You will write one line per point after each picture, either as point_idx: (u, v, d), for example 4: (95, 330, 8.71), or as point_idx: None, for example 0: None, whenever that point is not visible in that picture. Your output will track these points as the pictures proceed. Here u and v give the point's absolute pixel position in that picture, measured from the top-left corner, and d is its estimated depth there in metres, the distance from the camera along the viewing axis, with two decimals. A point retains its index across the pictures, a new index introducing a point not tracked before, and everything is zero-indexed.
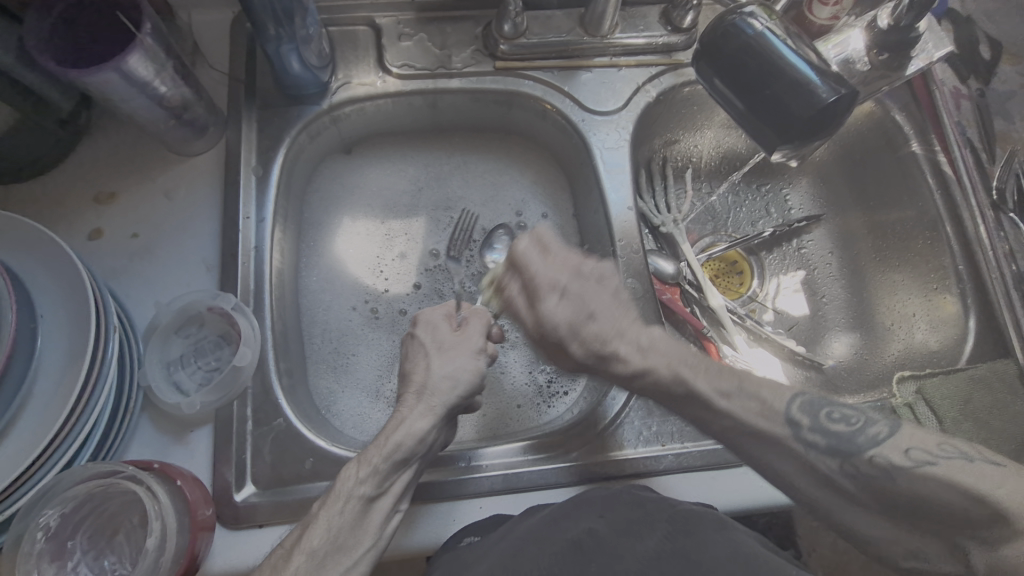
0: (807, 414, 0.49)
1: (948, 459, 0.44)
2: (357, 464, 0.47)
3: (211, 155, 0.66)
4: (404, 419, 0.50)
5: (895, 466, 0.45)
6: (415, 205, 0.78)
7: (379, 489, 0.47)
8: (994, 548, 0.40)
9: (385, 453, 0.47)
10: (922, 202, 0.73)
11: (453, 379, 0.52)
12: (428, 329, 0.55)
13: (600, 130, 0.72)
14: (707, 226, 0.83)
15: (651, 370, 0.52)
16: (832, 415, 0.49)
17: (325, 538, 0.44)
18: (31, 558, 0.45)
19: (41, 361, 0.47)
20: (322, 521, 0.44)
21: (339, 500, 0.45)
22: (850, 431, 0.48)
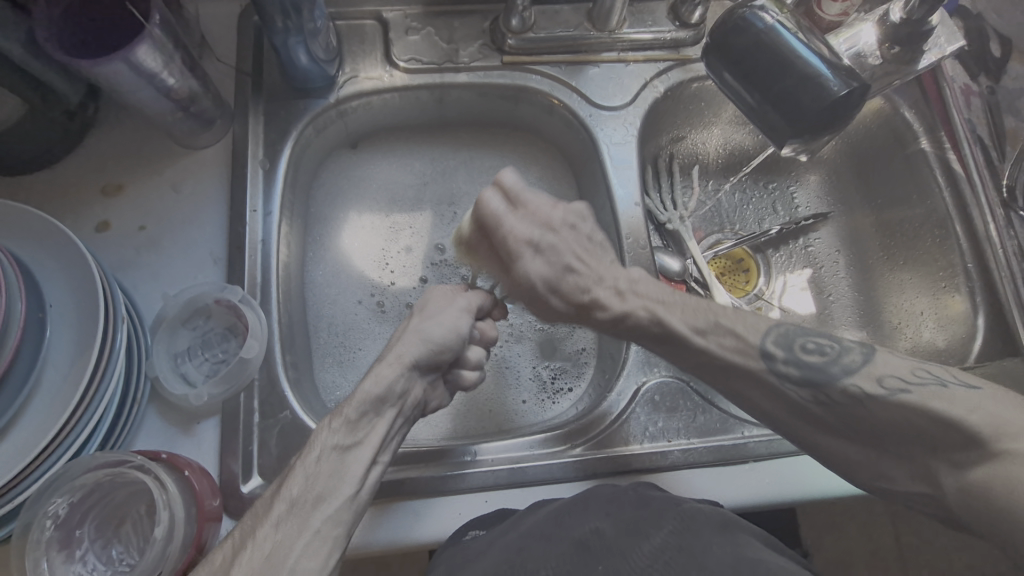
0: (783, 347, 0.50)
1: (921, 385, 0.44)
2: (330, 417, 0.46)
3: (218, 148, 0.66)
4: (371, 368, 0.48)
5: (866, 394, 0.46)
6: (421, 200, 0.78)
7: (354, 439, 0.45)
8: (964, 470, 0.41)
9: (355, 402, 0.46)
10: (932, 200, 0.73)
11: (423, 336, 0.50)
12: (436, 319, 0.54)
13: (607, 125, 0.71)
14: (714, 223, 0.83)
15: (632, 313, 0.53)
16: (805, 346, 0.50)
17: (303, 486, 0.42)
18: (40, 546, 0.46)
19: (50, 350, 0.48)
20: (299, 470, 0.43)
21: (315, 448, 0.44)
22: (824, 361, 0.49)
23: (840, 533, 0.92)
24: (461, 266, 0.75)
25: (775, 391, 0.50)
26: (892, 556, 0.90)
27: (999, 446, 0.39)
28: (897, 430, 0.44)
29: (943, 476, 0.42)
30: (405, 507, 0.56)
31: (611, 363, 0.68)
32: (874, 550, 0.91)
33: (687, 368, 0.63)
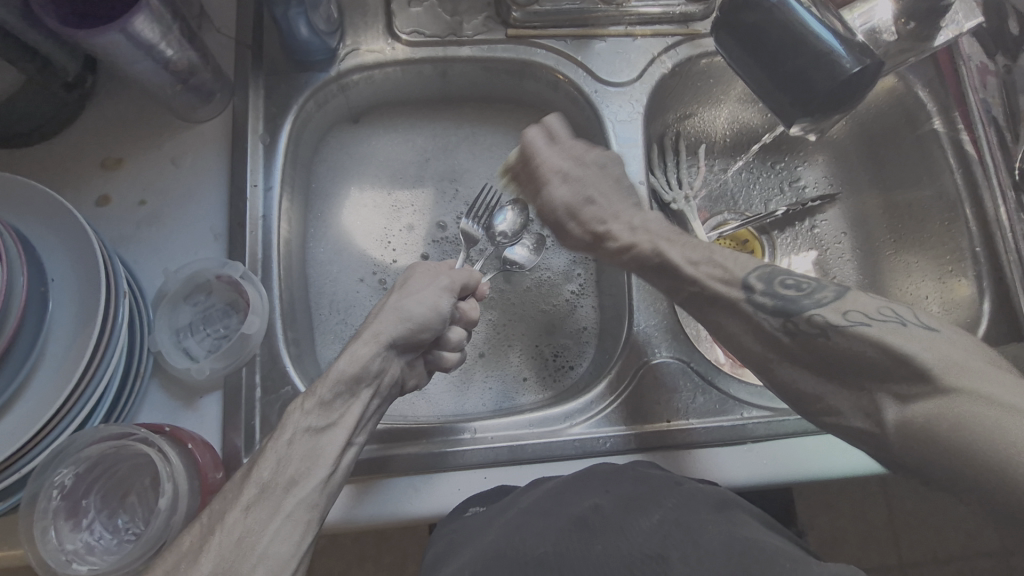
0: (763, 283, 0.49)
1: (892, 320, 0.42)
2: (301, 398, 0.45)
3: (218, 122, 0.65)
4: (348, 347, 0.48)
5: (835, 323, 0.44)
6: (424, 177, 0.77)
7: (328, 420, 0.45)
8: (907, 402, 0.39)
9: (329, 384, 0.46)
10: (942, 182, 0.72)
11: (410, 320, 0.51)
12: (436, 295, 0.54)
13: (613, 102, 0.70)
14: (719, 203, 0.82)
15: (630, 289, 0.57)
16: (785, 283, 0.49)
17: (276, 469, 0.42)
18: (47, 515, 0.47)
19: (53, 324, 0.48)
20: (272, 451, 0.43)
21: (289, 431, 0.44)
22: (798, 296, 0.47)
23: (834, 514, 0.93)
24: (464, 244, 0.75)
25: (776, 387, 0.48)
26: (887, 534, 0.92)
27: (948, 384, 0.37)
28: (850, 362, 0.43)
29: (886, 409, 0.40)
30: (404, 483, 0.57)
31: (612, 344, 0.68)
32: (870, 530, 0.92)
33: (688, 349, 0.63)
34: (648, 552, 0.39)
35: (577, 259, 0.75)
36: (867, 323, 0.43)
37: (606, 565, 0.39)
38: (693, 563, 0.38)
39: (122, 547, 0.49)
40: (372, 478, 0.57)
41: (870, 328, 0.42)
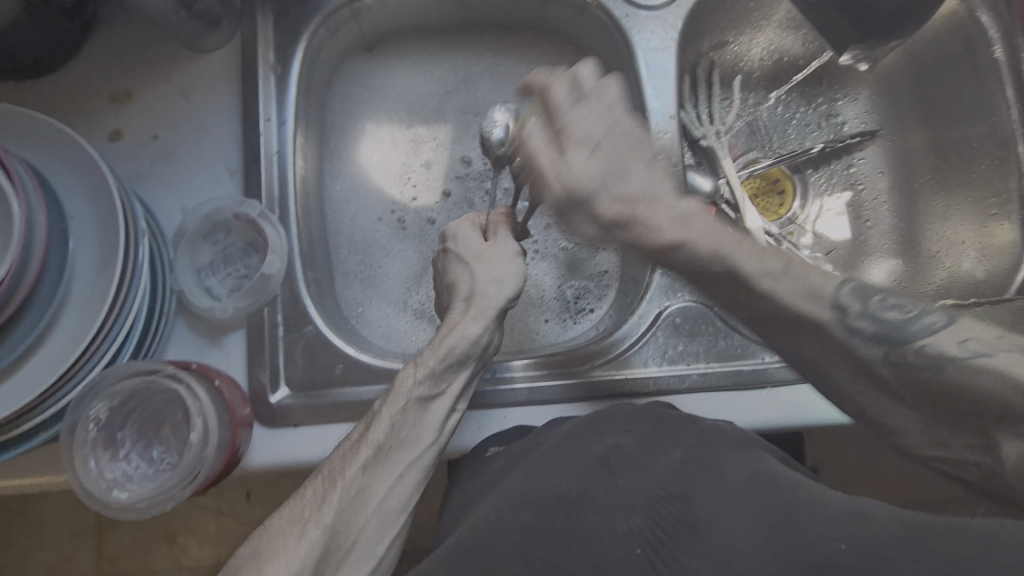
0: (859, 301, 0.47)
1: (1006, 352, 0.41)
2: (414, 367, 0.51)
3: (226, 51, 0.62)
4: (456, 325, 0.53)
5: (947, 356, 0.43)
6: (442, 111, 0.74)
7: (436, 389, 0.51)
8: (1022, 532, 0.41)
9: (439, 356, 0.51)
10: (995, 117, 0.67)
11: (499, 283, 0.56)
12: (458, 247, 0.58)
13: (644, 28, 0.65)
14: (752, 140, 0.78)
15: (689, 241, 0.51)
16: (884, 302, 0.47)
17: (389, 432, 0.47)
18: (86, 445, 0.49)
19: (75, 262, 0.47)
20: (384, 417, 0.48)
21: (400, 399, 0.49)
22: (903, 319, 0.46)
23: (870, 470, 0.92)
24: (470, 180, 0.73)
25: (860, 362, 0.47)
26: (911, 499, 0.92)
27: None
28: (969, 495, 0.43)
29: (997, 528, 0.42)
30: None
31: (634, 285, 0.67)
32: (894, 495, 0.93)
33: None
34: (670, 489, 0.39)
35: None
36: (950, 363, 0.42)
37: (631, 502, 0.38)
38: (718, 500, 0.37)
39: (160, 474, 0.51)
40: None
41: (948, 374, 0.42)
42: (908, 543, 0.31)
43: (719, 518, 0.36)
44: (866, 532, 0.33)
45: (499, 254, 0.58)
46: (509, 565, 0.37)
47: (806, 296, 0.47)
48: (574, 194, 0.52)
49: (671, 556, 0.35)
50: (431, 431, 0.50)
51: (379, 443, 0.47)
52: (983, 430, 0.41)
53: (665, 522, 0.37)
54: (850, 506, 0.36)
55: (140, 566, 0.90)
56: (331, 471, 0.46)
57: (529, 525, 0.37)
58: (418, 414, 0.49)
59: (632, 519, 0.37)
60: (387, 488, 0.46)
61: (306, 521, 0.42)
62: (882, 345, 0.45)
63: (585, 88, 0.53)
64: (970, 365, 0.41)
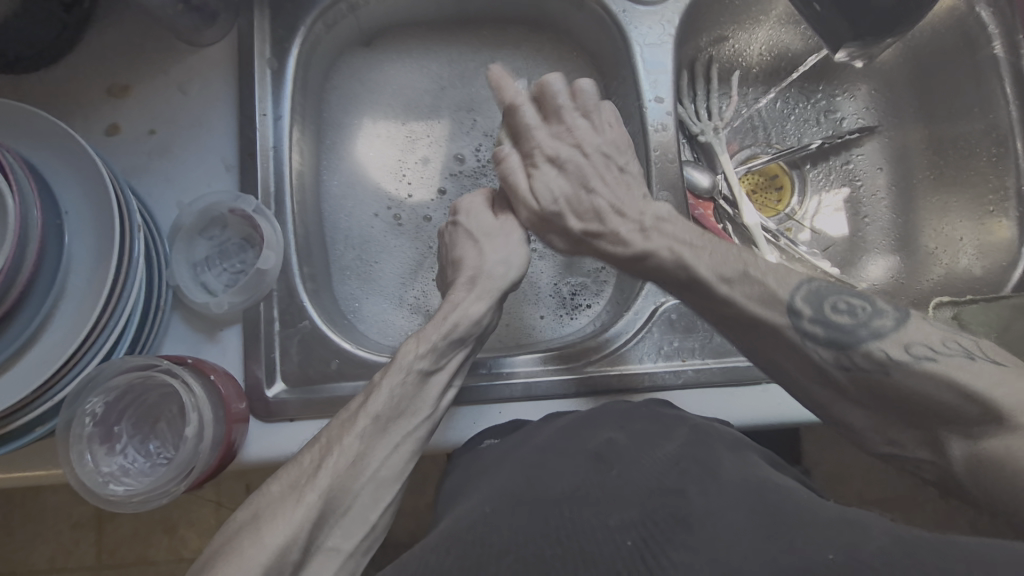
0: (812, 304, 0.47)
1: (950, 356, 0.41)
2: (415, 341, 0.50)
3: (222, 45, 0.62)
4: (459, 303, 0.52)
5: (893, 359, 0.42)
6: (439, 106, 0.74)
7: (435, 365, 0.50)
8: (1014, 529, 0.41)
9: (442, 332, 0.50)
10: (994, 113, 0.67)
11: (505, 265, 0.55)
12: (467, 222, 0.57)
13: (642, 24, 0.65)
14: (751, 136, 0.77)
15: (655, 253, 0.52)
16: (836, 305, 0.47)
17: (388, 404, 0.46)
18: (82, 440, 0.49)
19: (71, 257, 0.48)
20: (385, 387, 0.46)
21: (401, 372, 0.48)
22: (854, 324, 0.46)
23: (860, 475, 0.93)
24: (465, 175, 0.73)
25: (807, 358, 0.47)
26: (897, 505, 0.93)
27: None
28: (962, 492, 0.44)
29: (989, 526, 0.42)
30: None
31: (630, 281, 0.67)
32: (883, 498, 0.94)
33: None
34: (664, 486, 0.39)
35: None
36: (892, 371, 0.42)
37: (624, 495, 0.38)
38: (710, 499, 0.38)
39: (156, 470, 0.52)
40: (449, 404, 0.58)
41: (891, 377, 0.42)
42: (895, 548, 0.31)
43: (711, 516, 0.36)
44: (859, 539, 0.33)
45: (507, 233, 0.57)
46: (496, 555, 0.35)
47: (760, 301, 0.47)
48: (546, 214, 0.56)
49: (663, 551, 0.34)
50: (428, 405, 0.49)
51: (378, 413, 0.45)
52: (932, 430, 0.42)
53: (658, 518, 0.36)
54: (839, 516, 0.36)
55: (140, 558, 0.90)
56: (329, 437, 0.44)
57: (524, 522, 0.37)
58: (417, 389, 0.48)
59: (626, 512, 0.37)
60: (383, 455, 0.45)
61: (302, 487, 0.40)
62: (832, 350, 0.45)
63: (559, 104, 0.57)
64: (911, 370, 0.42)
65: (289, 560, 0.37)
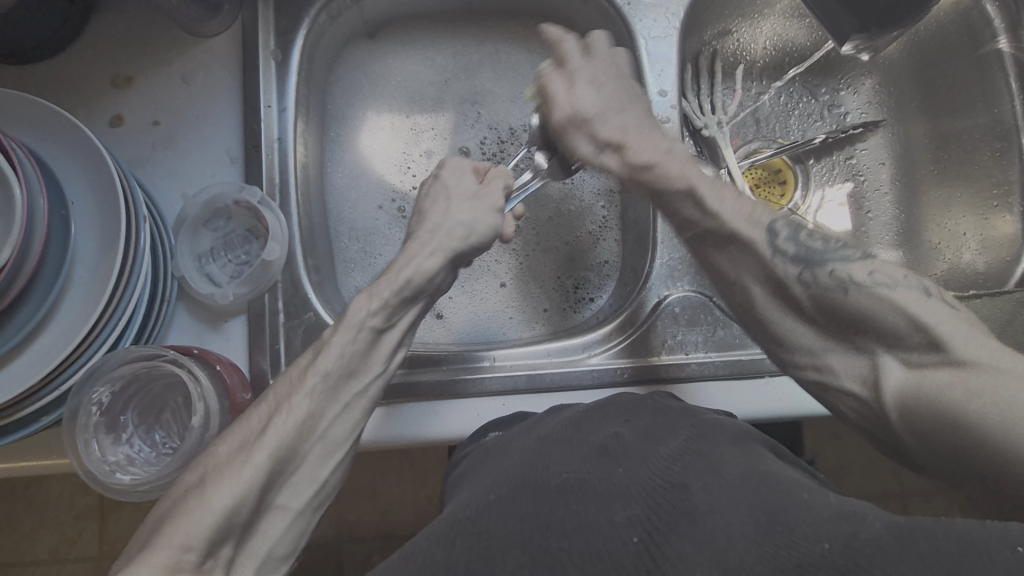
0: (791, 233, 0.49)
1: (906, 288, 0.43)
2: (367, 297, 0.47)
3: (227, 36, 0.62)
4: (414, 257, 0.50)
5: (853, 282, 0.45)
6: (443, 99, 0.74)
7: (386, 322, 0.47)
8: None
9: (395, 288, 0.48)
10: (998, 107, 0.68)
11: (467, 229, 0.53)
12: (448, 177, 0.56)
13: (647, 16, 0.65)
14: (754, 129, 0.77)
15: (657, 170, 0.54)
16: (812, 236, 0.49)
17: (338, 362, 0.43)
18: (88, 429, 0.49)
19: (78, 246, 0.48)
20: (335, 344, 0.44)
21: (352, 329, 0.45)
22: (824, 250, 0.48)
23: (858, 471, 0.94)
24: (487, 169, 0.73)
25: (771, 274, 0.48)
26: (898, 500, 0.94)
27: None
28: None
29: None
30: (426, 409, 0.58)
31: (633, 275, 0.68)
32: (883, 492, 0.95)
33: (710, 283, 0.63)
34: (667, 478, 0.39)
35: (601, 192, 0.73)
36: (847, 291, 0.45)
37: (629, 491, 0.39)
38: (711, 490, 0.38)
39: (161, 459, 0.52)
40: (452, 396, 0.59)
41: (843, 299, 0.45)
42: (900, 541, 0.31)
43: (712, 508, 0.36)
44: (854, 528, 0.33)
45: (479, 200, 0.55)
46: (502, 548, 0.35)
47: (746, 220, 0.50)
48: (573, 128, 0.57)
49: (667, 542, 0.34)
50: (381, 363, 0.47)
51: (329, 371, 0.42)
52: (871, 355, 0.43)
53: (661, 511, 0.37)
54: (842, 510, 0.36)
55: None
56: (280, 394, 0.41)
57: (528, 514, 0.38)
58: (370, 346, 0.46)
59: (630, 508, 0.37)
60: (334, 415, 0.42)
61: (252, 445, 0.38)
62: (798, 267, 0.47)
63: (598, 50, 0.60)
64: (869, 291, 0.44)
65: (278, 553, 0.38)
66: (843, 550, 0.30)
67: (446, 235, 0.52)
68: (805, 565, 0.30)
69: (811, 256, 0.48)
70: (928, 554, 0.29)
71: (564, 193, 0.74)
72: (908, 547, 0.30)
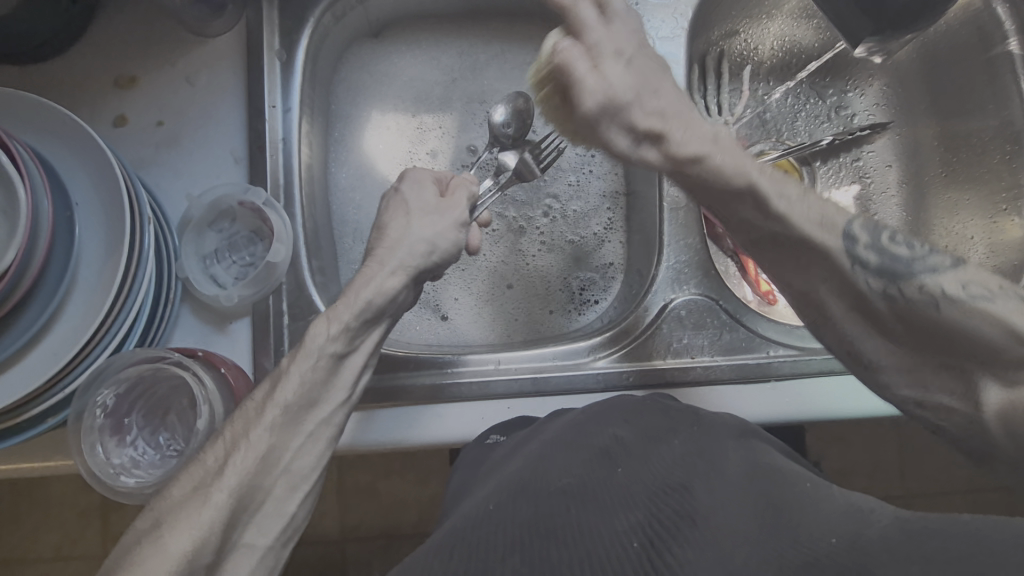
0: (867, 233, 0.46)
1: (1006, 299, 0.41)
2: (325, 321, 0.46)
3: (231, 36, 0.61)
4: (373, 277, 0.49)
5: (948, 297, 0.43)
6: (448, 99, 0.74)
7: (349, 347, 0.47)
8: None
9: (356, 312, 0.46)
10: (1008, 111, 0.67)
11: (429, 244, 0.52)
12: (409, 191, 0.54)
13: (655, 17, 0.64)
14: (763, 130, 0.76)
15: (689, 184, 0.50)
16: (892, 239, 0.46)
17: (297, 391, 0.43)
18: (93, 432, 0.49)
19: (82, 247, 0.48)
20: (293, 372, 0.43)
21: (310, 356, 0.44)
22: (909, 258, 0.46)
23: (861, 472, 0.94)
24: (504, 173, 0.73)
25: (847, 284, 0.46)
26: (900, 501, 0.94)
27: None
28: None
29: None
30: (431, 412, 0.58)
31: (639, 278, 0.67)
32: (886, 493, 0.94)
33: (717, 286, 0.62)
34: (670, 481, 0.39)
35: (607, 193, 0.73)
36: (939, 306, 0.43)
37: (631, 497, 0.38)
38: (716, 496, 0.37)
39: (165, 461, 0.52)
40: (456, 398, 0.58)
41: (938, 315, 0.43)
42: (906, 537, 0.31)
43: (715, 513, 0.36)
44: (860, 525, 0.33)
45: (444, 215, 0.54)
46: (500, 558, 0.35)
47: (819, 225, 0.45)
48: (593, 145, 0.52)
49: (668, 551, 0.33)
50: (341, 392, 0.46)
51: (287, 404, 0.42)
52: (970, 376, 0.42)
53: (662, 516, 0.36)
54: (848, 504, 0.36)
55: None
56: (235, 432, 0.41)
57: (529, 520, 0.37)
58: (329, 373, 0.45)
59: (631, 515, 0.36)
60: (297, 447, 0.42)
61: (208, 488, 0.38)
62: (883, 280, 0.45)
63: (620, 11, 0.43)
64: (969, 308, 0.42)
65: None
66: (849, 550, 0.31)
67: (406, 254, 0.50)
68: (811, 564, 0.31)
69: (891, 265, 0.45)
70: (932, 555, 0.29)
71: (570, 193, 0.73)
72: (914, 548, 0.30)
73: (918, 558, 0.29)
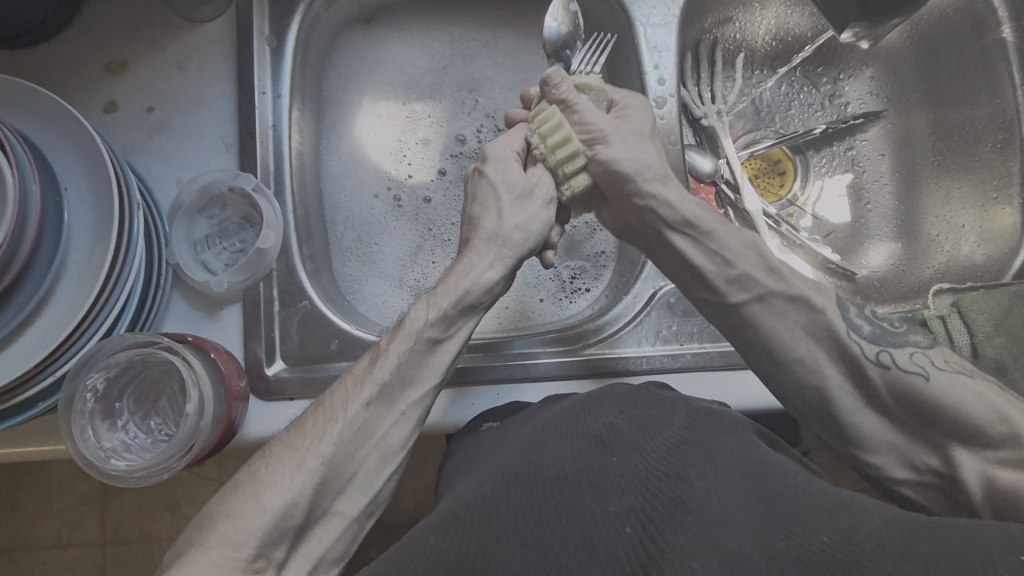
0: (868, 321, 0.49)
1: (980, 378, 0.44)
2: (426, 307, 0.48)
3: (222, 22, 0.61)
4: (473, 267, 0.50)
5: (932, 366, 0.45)
6: (440, 86, 0.73)
7: (444, 334, 0.48)
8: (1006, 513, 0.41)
9: (452, 298, 0.48)
10: (1000, 99, 0.66)
11: (522, 231, 0.53)
12: (493, 172, 0.54)
13: (646, 3, 0.64)
14: (755, 119, 0.77)
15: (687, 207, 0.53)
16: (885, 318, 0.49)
17: (394, 372, 0.45)
18: (84, 415, 0.49)
19: (72, 234, 0.47)
20: (391, 355, 0.45)
21: (409, 339, 0.46)
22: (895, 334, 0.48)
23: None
24: None
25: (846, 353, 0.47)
26: None
27: None
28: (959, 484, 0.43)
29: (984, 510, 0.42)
30: None
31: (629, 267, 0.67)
32: None
33: None
34: (663, 468, 0.39)
35: None
36: (926, 376, 0.44)
37: (624, 479, 0.38)
38: (710, 481, 0.38)
39: (157, 446, 0.52)
40: (446, 384, 0.59)
41: (927, 384, 0.44)
42: (903, 540, 0.31)
43: (709, 498, 0.36)
44: (854, 522, 0.33)
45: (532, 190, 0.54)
46: (496, 536, 0.36)
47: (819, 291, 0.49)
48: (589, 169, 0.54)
49: (660, 533, 0.34)
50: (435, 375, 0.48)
51: (385, 382, 0.44)
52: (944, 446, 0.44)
53: (657, 502, 0.36)
54: (840, 498, 0.37)
55: (145, 532, 0.92)
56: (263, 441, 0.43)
57: (525, 502, 0.38)
58: (426, 356, 0.47)
59: (625, 498, 0.37)
60: (389, 424, 0.45)
61: None
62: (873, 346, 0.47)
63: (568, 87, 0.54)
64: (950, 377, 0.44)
65: (264, 543, 0.38)
66: (843, 547, 0.31)
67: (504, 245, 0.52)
68: (803, 559, 0.31)
69: (882, 337, 0.48)
70: (926, 554, 0.30)
71: None
72: (909, 547, 0.31)
73: (914, 557, 0.30)
